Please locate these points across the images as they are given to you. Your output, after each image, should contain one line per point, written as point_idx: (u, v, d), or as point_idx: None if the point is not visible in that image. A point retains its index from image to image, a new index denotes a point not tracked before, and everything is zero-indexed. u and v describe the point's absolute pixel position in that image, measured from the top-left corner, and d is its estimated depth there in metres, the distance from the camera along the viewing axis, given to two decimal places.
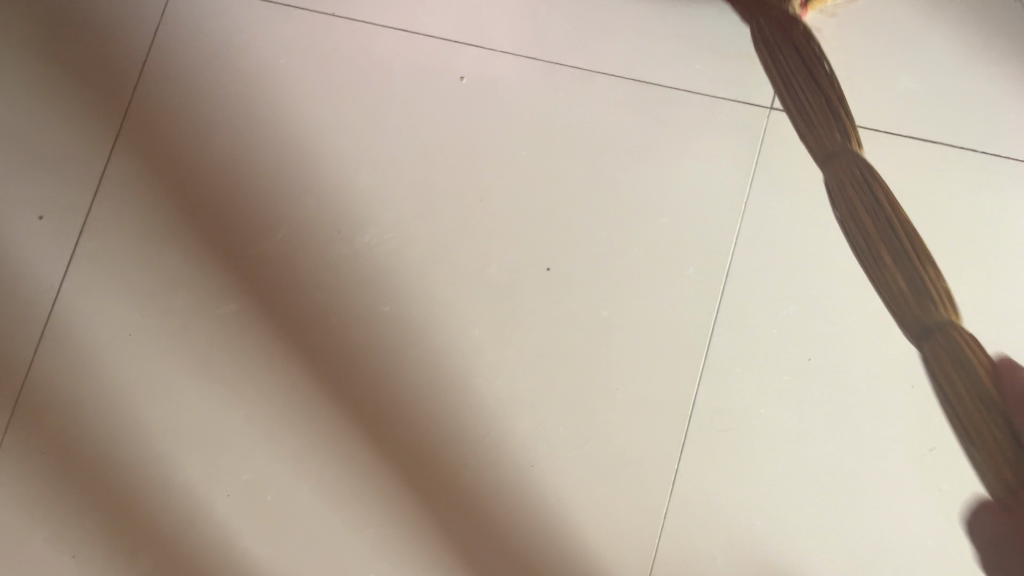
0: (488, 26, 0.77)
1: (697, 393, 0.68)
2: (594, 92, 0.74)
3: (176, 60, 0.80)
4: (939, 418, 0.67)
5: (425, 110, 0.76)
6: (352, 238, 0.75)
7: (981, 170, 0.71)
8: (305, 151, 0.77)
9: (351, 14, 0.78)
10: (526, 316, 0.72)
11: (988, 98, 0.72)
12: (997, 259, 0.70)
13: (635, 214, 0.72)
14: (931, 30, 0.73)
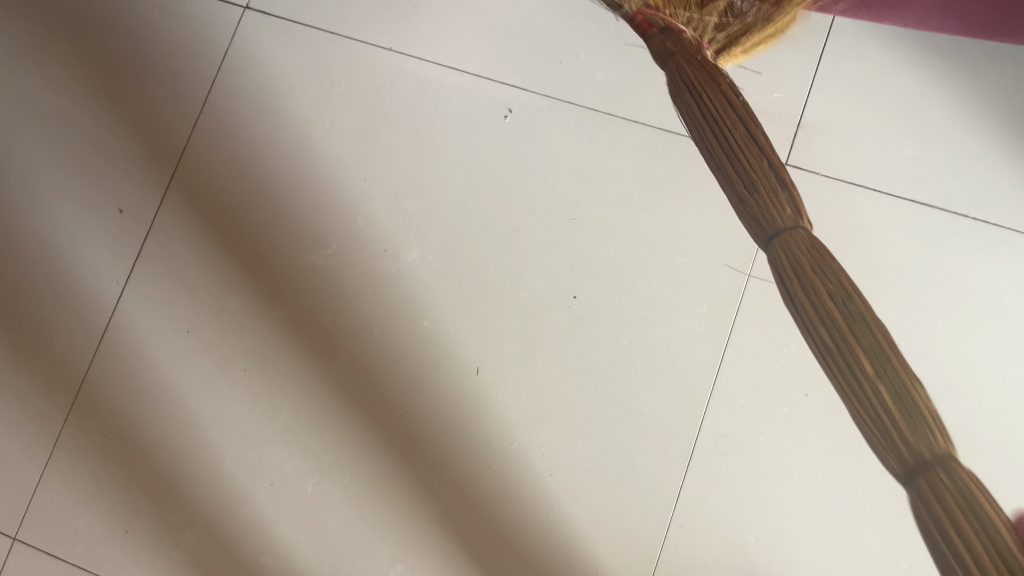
0: (533, 66, 0.83)
1: (703, 420, 0.75)
2: (624, 137, 0.81)
3: (243, 82, 0.87)
4: None
5: (469, 142, 0.83)
6: (398, 256, 0.82)
7: (980, 228, 0.75)
8: (359, 172, 0.84)
9: (406, 51, 0.86)
10: (551, 340, 0.79)
11: (994, 159, 0.76)
12: (987, 312, 0.74)
13: (657, 250, 0.78)
14: (943, 92, 0.77)
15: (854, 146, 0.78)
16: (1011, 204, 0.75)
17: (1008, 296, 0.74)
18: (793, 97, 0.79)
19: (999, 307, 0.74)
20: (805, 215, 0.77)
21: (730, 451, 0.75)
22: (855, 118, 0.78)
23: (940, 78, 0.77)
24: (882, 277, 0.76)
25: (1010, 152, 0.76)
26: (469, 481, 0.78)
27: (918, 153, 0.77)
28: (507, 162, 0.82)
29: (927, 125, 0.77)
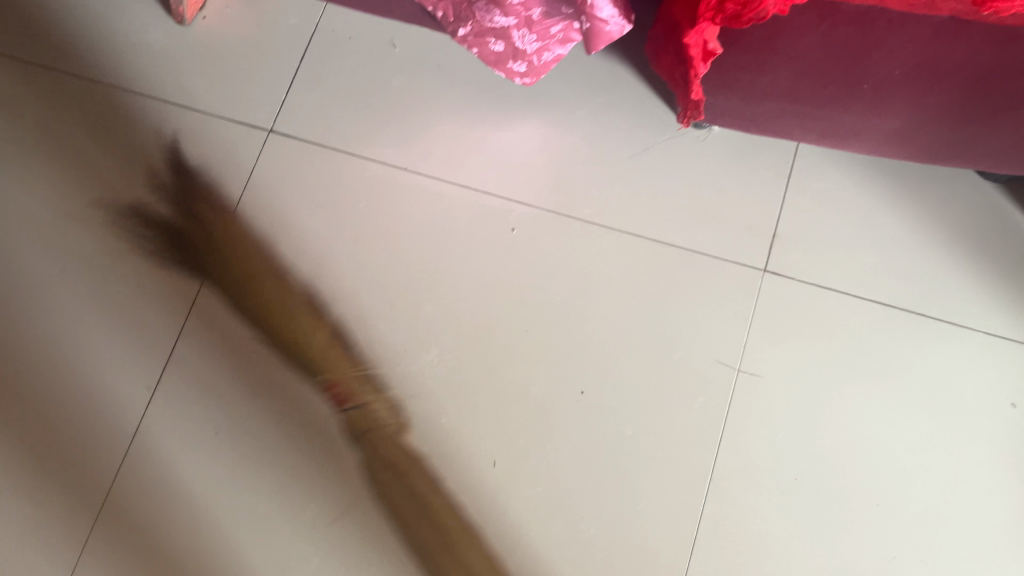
0: (535, 185, 0.93)
1: (705, 505, 0.82)
2: (621, 246, 0.90)
3: (270, 198, 0.95)
4: (899, 532, 0.81)
5: (480, 251, 0.92)
6: (416, 356, 0.89)
7: (937, 324, 0.86)
8: (376, 279, 0.91)
9: (420, 169, 0.95)
10: (562, 433, 0.85)
11: (943, 264, 0.87)
12: (950, 399, 0.84)
13: (654, 349, 0.87)
14: (895, 207, 0.89)
15: (823, 253, 0.88)
16: (961, 303, 0.86)
17: (966, 384, 0.84)
18: (767, 212, 0.90)
19: (960, 393, 0.84)
20: (785, 315, 0.87)
21: (729, 530, 0.82)
22: (822, 229, 0.89)
23: (891, 195, 0.90)
24: (856, 371, 0.85)
25: (956, 258, 0.87)
26: (546, 515, 0.83)
27: (880, 259, 0.88)
28: (516, 269, 0.91)
29: (884, 236, 0.88)
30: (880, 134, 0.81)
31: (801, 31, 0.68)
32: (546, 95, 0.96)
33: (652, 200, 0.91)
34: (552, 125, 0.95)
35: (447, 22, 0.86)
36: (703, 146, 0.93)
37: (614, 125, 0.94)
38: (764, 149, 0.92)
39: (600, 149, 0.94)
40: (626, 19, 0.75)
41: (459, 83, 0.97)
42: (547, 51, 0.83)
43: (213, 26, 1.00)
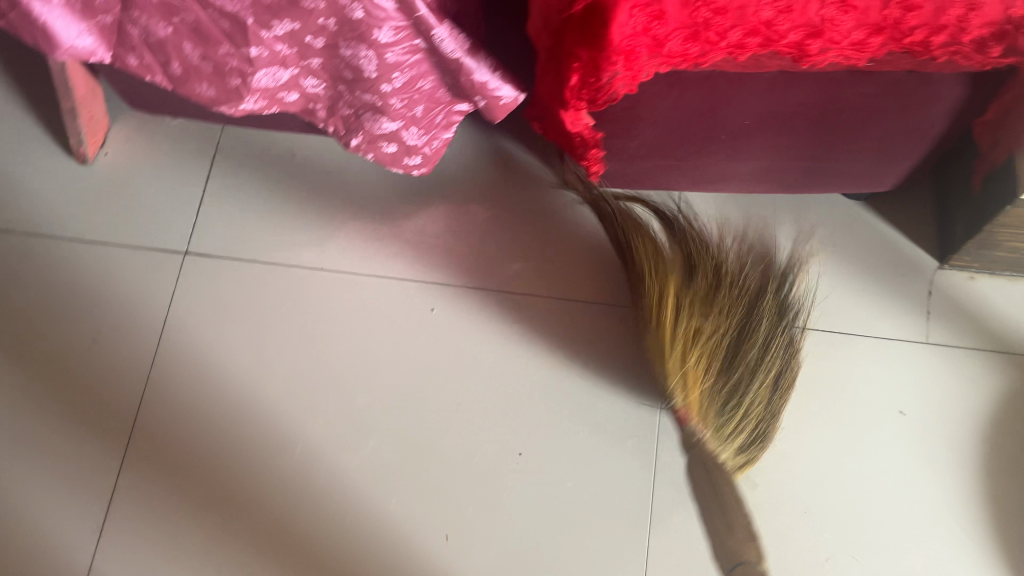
0: (446, 265, 0.99)
1: (651, 540, 0.86)
2: (535, 311, 0.96)
3: (194, 316, 0.97)
4: (829, 534, 0.85)
5: (404, 335, 0.96)
6: (358, 445, 0.91)
7: (832, 335, 0.93)
8: (309, 378, 0.95)
9: (335, 266, 0.99)
10: (507, 496, 0.89)
11: (826, 280, 0.95)
12: (852, 402, 0.90)
13: (580, 402, 0.92)
14: (775, 236, 0.97)
15: None
16: (849, 314, 0.94)
17: (864, 387, 0.91)
18: None
19: (860, 396, 0.90)
20: None
21: (674, 551, 0.86)
22: None
23: (769, 226, 0.98)
24: None
25: (836, 273, 0.96)
26: (626, 499, 0.88)
27: None
28: (441, 348, 0.95)
29: (770, 263, 0.96)
30: (747, 173, 0.88)
31: (655, 100, 0.76)
32: (444, 182, 1.02)
33: (559, 264, 0.98)
34: (454, 208, 1.01)
35: (340, 137, 0.88)
36: None
37: (511, 201, 1.01)
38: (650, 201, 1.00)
39: (502, 222, 1.00)
40: (517, 90, 0.80)
41: (361, 183, 1.03)
42: (436, 138, 0.90)
43: (117, 161, 1.04)
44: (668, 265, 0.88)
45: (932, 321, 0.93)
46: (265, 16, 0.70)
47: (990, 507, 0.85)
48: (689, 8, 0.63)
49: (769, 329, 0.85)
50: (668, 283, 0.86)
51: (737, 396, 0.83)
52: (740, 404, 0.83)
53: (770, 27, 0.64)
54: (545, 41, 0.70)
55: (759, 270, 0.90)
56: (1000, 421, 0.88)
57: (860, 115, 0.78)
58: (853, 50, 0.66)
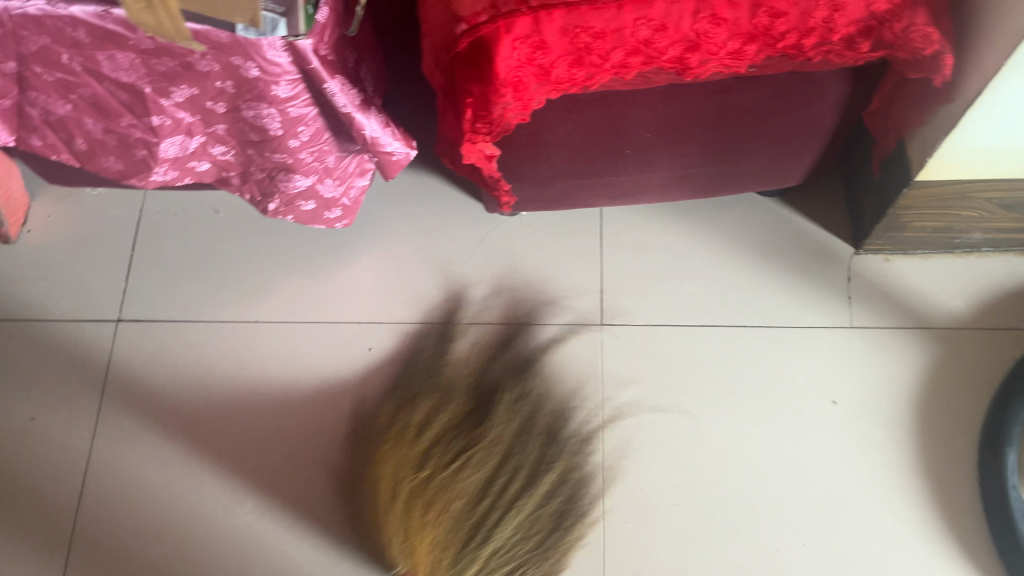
0: (379, 304, 1.00)
1: (606, 553, 0.87)
2: (471, 338, 0.97)
3: (131, 382, 0.97)
4: (777, 525, 0.87)
5: (344, 377, 0.96)
6: (308, 492, 0.92)
7: (760, 330, 0.95)
8: (252, 432, 0.94)
9: (269, 317, 1.00)
10: None
11: (749, 277, 0.98)
12: (786, 393, 0.92)
13: None
14: (695, 241, 1.00)
15: (647, 297, 0.98)
16: (774, 307, 0.96)
17: (796, 376, 0.93)
18: (590, 273, 1.00)
19: (793, 386, 0.93)
20: (630, 360, 0.95)
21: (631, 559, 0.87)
22: (641, 275, 0.99)
23: (688, 232, 1.01)
24: (701, 392, 0.93)
25: (759, 269, 0.98)
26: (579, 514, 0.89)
27: (697, 289, 0.98)
28: (381, 386, 0.95)
29: (694, 267, 0.99)
30: (658, 183, 0.91)
31: (557, 124, 0.78)
32: (370, 224, 1.04)
33: (490, 291, 1.00)
34: (382, 248, 1.03)
35: (257, 204, 0.91)
36: (521, 231, 1.03)
37: (438, 234, 1.03)
38: (572, 220, 1.03)
39: (432, 255, 1.02)
40: (409, 146, 0.83)
41: (288, 233, 1.04)
42: (352, 187, 0.91)
43: (40, 237, 1.04)
44: (464, 488, 0.82)
45: (854, 305, 0.96)
46: (163, 83, 0.72)
47: (927, 478, 0.88)
48: (568, 35, 0.65)
49: (547, 492, 0.85)
50: (400, 464, 0.84)
51: (498, 530, 0.81)
52: (487, 540, 0.80)
53: (649, 45, 0.67)
54: (438, 80, 0.72)
55: (530, 409, 0.90)
56: (928, 394, 0.91)
57: (754, 118, 0.81)
58: (731, 59, 0.69)
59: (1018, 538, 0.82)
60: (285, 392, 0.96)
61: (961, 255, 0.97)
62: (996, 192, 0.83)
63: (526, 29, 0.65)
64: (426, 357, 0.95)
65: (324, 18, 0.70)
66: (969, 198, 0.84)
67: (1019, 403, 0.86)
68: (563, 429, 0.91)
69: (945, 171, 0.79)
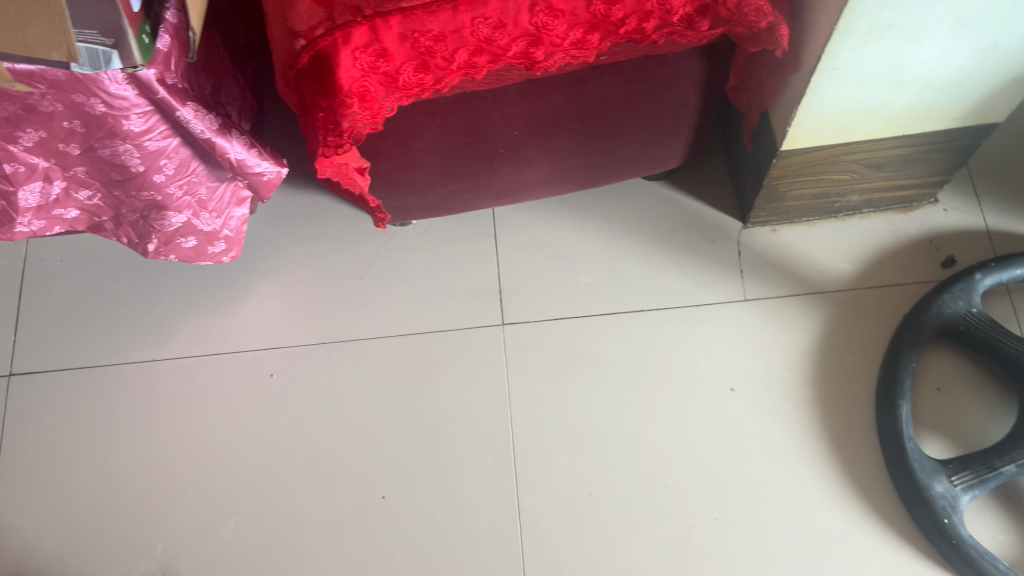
0: (280, 328, 0.99)
1: (524, 550, 0.87)
2: (374, 353, 0.97)
3: (29, 438, 0.95)
4: (689, 502, 0.88)
5: (249, 407, 0.95)
6: (219, 527, 0.90)
7: (658, 313, 0.97)
8: (159, 474, 0.93)
9: (168, 354, 0.98)
10: (379, 543, 0.89)
11: (644, 262, 0.99)
12: (688, 373, 0.94)
13: (435, 431, 0.93)
14: (588, 233, 1.01)
15: (546, 292, 0.98)
16: (669, 289, 0.98)
17: (698, 355, 0.94)
18: (487, 275, 1.00)
19: (695, 365, 0.94)
20: (534, 357, 0.95)
21: (551, 553, 0.87)
22: (539, 271, 1.00)
23: (581, 223, 1.01)
24: (607, 379, 0.94)
25: (651, 254, 0.99)
26: (495, 515, 0.89)
27: (593, 279, 0.99)
28: (288, 411, 0.95)
29: (590, 258, 1.00)
30: (540, 180, 0.92)
31: (422, 129, 0.78)
32: (263, 248, 1.03)
33: (390, 303, 0.99)
34: (278, 273, 1.01)
35: (137, 245, 0.90)
36: (416, 239, 1.02)
37: (332, 252, 1.02)
38: (467, 223, 1.03)
39: (329, 272, 1.01)
40: (279, 164, 0.83)
41: (181, 268, 1.03)
42: (231, 219, 0.91)
43: None
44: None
45: (746, 279, 0.97)
46: (7, 129, 0.71)
47: (830, 440, 0.90)
48: (408, 40, 0.65)
49: None
50: None
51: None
52: None
53: (491, 43, 0.67)
54: (291, 97, 0.71)
55: None
56: (824, 357, 0.93)
57: (619, 106, 0.82)
58: (577, 49, 0.69)
59: (918, 486, 0.83)
60: (101, 518, 0.91)
61: (844, 218, 0.99)
62: (861, 154, 0.85)
63: (364, 38, 0.65)
64: (166, 512, 0.91)
65: (166, 47, 0.69)
66: (836, 162, 0.86)
67: (908, 357, 0.89)
68: (396, 485, 0.91)
69: (806, 138, 0.81)
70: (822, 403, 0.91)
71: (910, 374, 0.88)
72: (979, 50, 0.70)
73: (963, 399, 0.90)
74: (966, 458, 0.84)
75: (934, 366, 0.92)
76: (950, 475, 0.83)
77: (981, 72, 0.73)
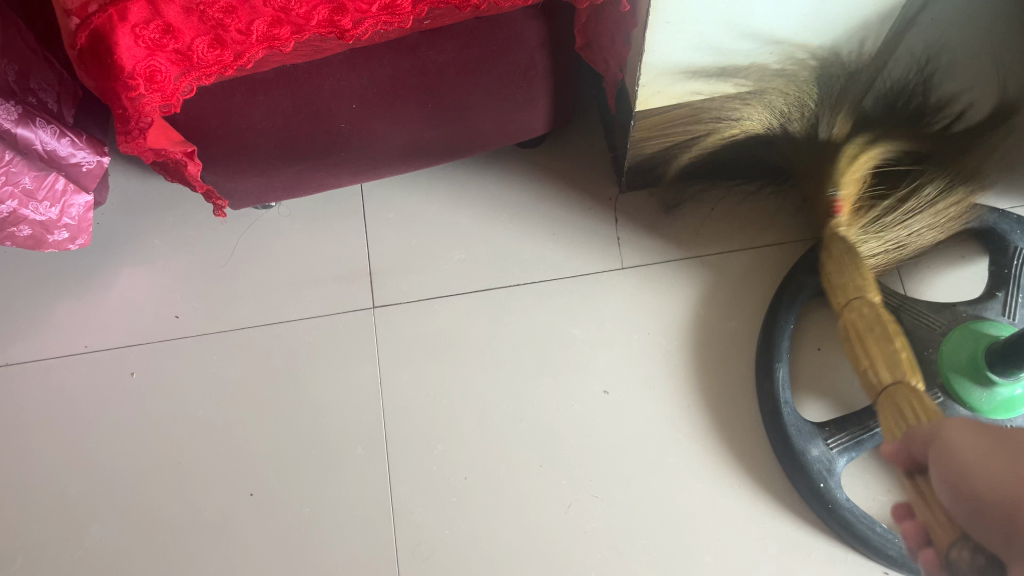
0: (141, 325, 0.95)
1: (397, 541, 0.84)
2: (239, 344, 0.93)
3: None
4: (567, 480, 0.85)
5: (110, 409, 0.92)
6: (80, 537, 0.87)
7: (533, 287, 0.93)
8: (19, 484, 0.90)
9: (23, 358, 0.94)
10: (247, 543, 0.85)
11: (517, 234, 0.95)
12: (564, 347, 0.90)
13: (303, 422, 0.89)
14: (460, 206, 0.97)
15: (417, 271, 0.94)
16: (543, 261, 0.94)
17: (575, 328, 0.91)
18: (356, 256, 0.96)
19: (572, 339, 0.91)
20: (405, 339, 0.92)
21: (425, 540, 0.84)
22: (409, 250, 0.96)
23: (454, 197, 0.97)
24: (481, 358, 0.90)
25: (525, 226, 0.95)
26: (367, 506, 0.85)
27: (466, 254, 0.95)
28: (150, 411, 0.91)
29: (463, 234, 0.96)
30: (397, 153, 0.87)
31: (246, 107, 0.73)
32: (124, 243, 0.98)
33: (255, 291, 0.95)
34: (139, 267, 0.97)
35: None
36: (281, 223, 0.98)
37: (194, 242, 0.98)
38: (335, 204, 0.98)
39: (191, 263, 0.97)
40: (99, 152, 0.82)
41: (36, 267, 0.98)
42: (70, 206, 0.84)
43: None
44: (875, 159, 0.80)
45: (624, 245, 0.94)
46: None
47: (710, 409, 0.87)
48: (194, 13, 0.60)
49: None
50: None
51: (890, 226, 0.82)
52: None
53: (288, 13, 0.61)
54: (87, 82, 0.64)
55: None
56: (704, 322, 0.90)
57: (459, 73, 0.77)
58: (388, 15, 0.64)
59: (793, 451, 0.80)
60: None
61: None
62: (723, 109, 0.81)
63: (142, 14, 0.58)
64: (24, 525, 0.88)
65: None
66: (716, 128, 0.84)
67: (784, 317, 0.85)
68: (264, 481, 0.87)
69: (659, 96, 0.77)
70: (701, 369, 0.88)
71: (788, 336, 0.85)
72: None
73: (843, 358, 0.87)
74: (841, 421, 0.81)
75: (817, 326, 0.89)
76: (826, 438, 0.80)
77: (823, 17, 0.69)
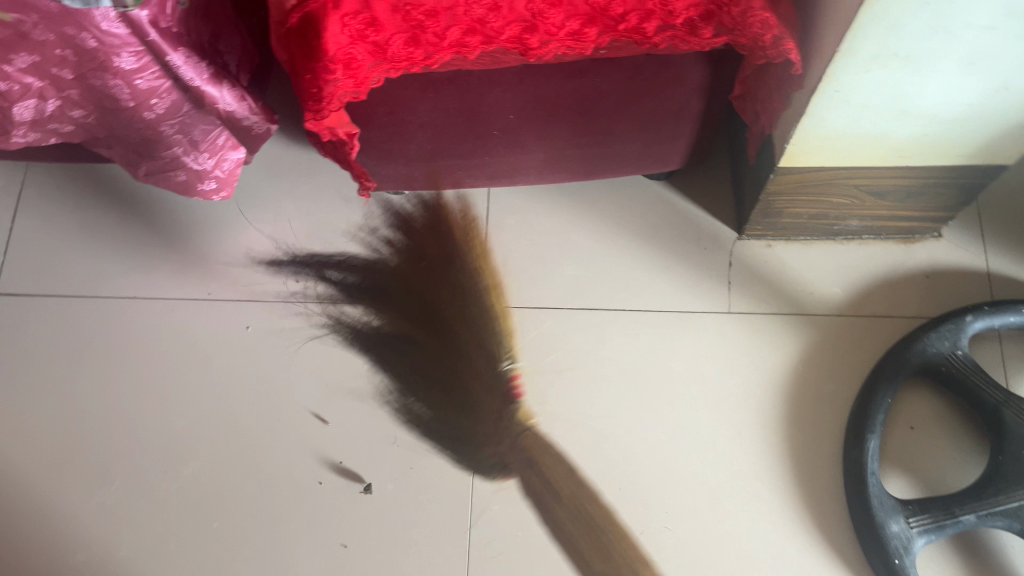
0: (262, 282, 1.00)
1: (472, 532, 0.87)
2: (351, 318, 0.97)
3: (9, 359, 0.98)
4: (643, 508, 0.87)
5: (221, 354, 0.97)
6: (176, 470, 0.92)
7: (637, 314, 0.96)
8: (127, 408, 0.95)
9: (150, 293, 1.00)
10: (330, 505, 0.89)
11: (630, 261, 0.98)
12: (658, 378, 0.93)
13: (398, 401, 0.93)
14: (580, 224, 1.00)
15: (529, 279, 0.98)
16: (651, 291, 0.96)
17: (671, 361, 0.93)
18: (474, 254, 0.99)
19: (667, 371, 0.93)
20: (507, 341, 0.95)
21: (498, 537, 0.86)
22: (524, 257, 0.99)
23: (574, 214, 1.01)
24: (577, 373, 0.93)
25: (639, 254, 0.98)
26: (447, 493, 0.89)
27: (578, 271, 0.98)
28: (257, 364, 0.96)
29: (577, 251, 0.99)
30: (533, 166, 0.90)
31: (414, 101, 0.77)
32: (258, 202, 1.04)
33: (372, 270, 0.99)
34: (268, 226, 1.02)
35: (128, 168, 0.88)
36: (407, 210, 1.02)
37: (323, 213, 1.03)
38: (460, 201, 1.03)
39: (316, 231, 1.02)
40: (269, 120, 0.87)
41: (173, 210, 1.04)
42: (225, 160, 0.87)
43: None
44: None
45: (732, 291, 0.96)
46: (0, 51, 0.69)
47: (793, 466, 0.88)
48: (399, 12, 0.64)
49: None
50: None
51: None
52: None
53: (484, 24, 0.65)
54: (282, 55, 0.69)
55: None
56: (801, 380, 0.91)
57: (616, 102, 0.80)
58: (573, 40, 0.67)
59: (873, 523, 0.81)
60: (65, 444, 0.94)
61: (842, 242, 0.98)
62: (861, 179, 0.83)
63: (355, 5, 0.63)
64: (125, 448, 0.93)
65: None
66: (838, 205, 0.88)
67: (882, 390, 0.86)
68: (353, 450, 0.91)
69: (805, 157, 0.79)
70: (788, 426, 0.90)
71: (884, 409, 0.86)
72: (987, 89, 0.67)
73: (934, 440, 0.88)
74: (926, 502, 0.82)
75: (911, 403, 0.90)
76: (907, 516, 0.81)
77: (986, 110, 0.70)
